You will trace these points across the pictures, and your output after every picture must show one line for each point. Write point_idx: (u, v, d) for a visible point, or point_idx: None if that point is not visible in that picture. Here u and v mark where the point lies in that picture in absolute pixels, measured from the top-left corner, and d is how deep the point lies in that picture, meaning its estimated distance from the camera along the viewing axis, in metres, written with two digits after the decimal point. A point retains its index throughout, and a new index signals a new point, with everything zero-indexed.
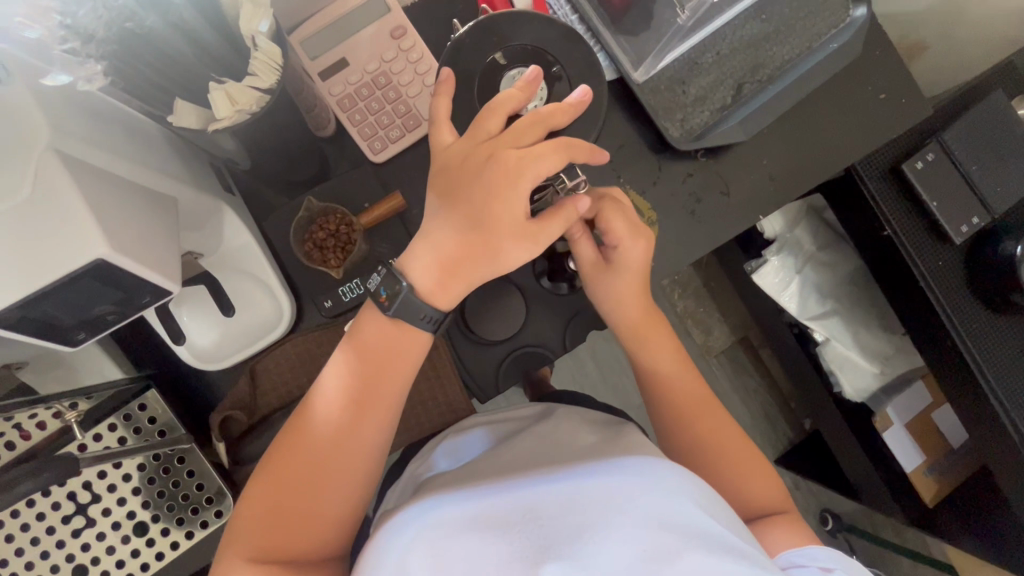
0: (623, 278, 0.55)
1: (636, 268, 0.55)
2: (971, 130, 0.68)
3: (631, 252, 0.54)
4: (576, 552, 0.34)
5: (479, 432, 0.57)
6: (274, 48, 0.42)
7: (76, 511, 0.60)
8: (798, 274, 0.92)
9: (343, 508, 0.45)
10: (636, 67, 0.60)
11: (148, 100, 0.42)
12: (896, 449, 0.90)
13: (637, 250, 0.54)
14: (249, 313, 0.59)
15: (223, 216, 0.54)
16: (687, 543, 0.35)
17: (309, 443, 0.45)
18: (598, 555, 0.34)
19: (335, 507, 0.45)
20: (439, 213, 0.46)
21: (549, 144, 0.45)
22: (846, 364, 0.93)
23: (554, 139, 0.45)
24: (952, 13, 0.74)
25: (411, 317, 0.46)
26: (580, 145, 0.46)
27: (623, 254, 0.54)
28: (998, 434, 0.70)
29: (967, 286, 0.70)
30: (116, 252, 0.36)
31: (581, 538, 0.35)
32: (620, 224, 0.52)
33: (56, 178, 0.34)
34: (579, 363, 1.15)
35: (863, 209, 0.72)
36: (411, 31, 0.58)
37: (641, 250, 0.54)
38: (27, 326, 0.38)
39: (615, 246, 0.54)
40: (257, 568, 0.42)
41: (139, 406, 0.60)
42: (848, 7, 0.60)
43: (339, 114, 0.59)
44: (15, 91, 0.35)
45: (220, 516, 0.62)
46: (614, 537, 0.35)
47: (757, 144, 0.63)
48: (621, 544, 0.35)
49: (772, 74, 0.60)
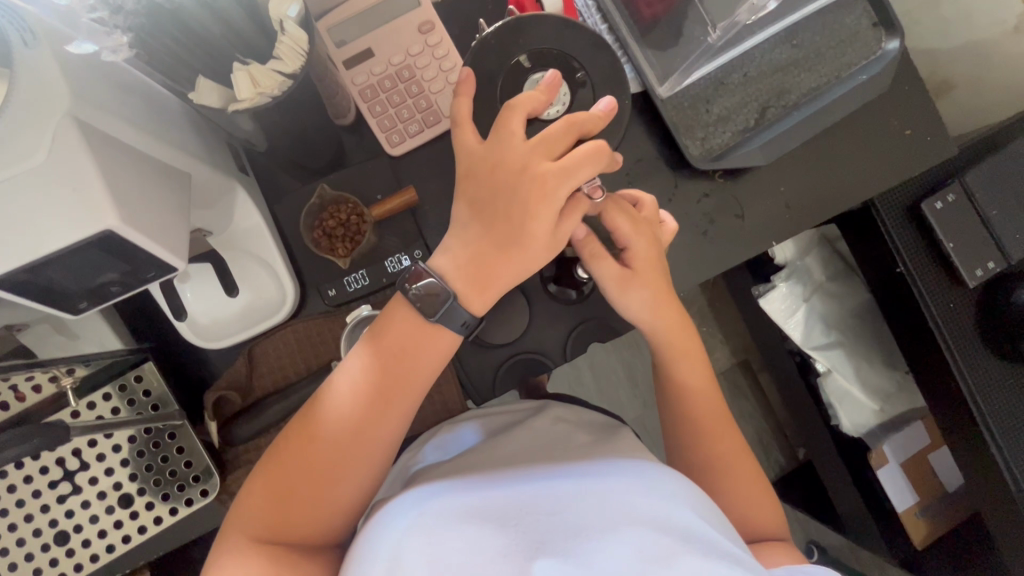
0: (641, 275, 0.53)
1: (649, 262, 0.53)
2: (994, 175, 0.67)
3: (639, 246, 0.53)
4: (576, 552, 0.34)
5: (472, 426, 0.56)
6: (301, 34, 0.42)
7: (63, 477, 0.60)
8: (805, 303, 0.92)
9: (353, 499, 0.45)
10: (661, 82, 0.59)
11: (170, 75, 0.42)
12: (889, 487, 0.89)
13: (642, 242, 0.53)
14: (253, 295, 0.58)
15: (235, 194, 0.54)
16: (683, 547, 0.35)
17: (327, 432, 0.44)
18: (599, 557, 0.34)
19: (344, 496, 0.44)
20: (472, 221, 0.46)
21: (585, 152, 0.44)
22: (846, 398, 0.92)
23: (588, 146, 0.45)
24: (984, 54, 0.73)
25: (447, 323, 0.46)
26: (603, 152, 0.45)
27: (632, 250, 0.53)
28: (997, 484, 0.69)
29: (977, 328, 0.69)
30: (125, 225, 0.36)
31: (582, 542, 0.35)
32: (623, 219, 0.52)
33: (74, 144, 0.34)
34: (576, 373, 1.14)
35: (878, 245, 0.71)
36: (439, 27, 0.58)
37: (646, 241, 0.53)
38: (28, 290, 0.38)
39: (624, 247, 0.53)
40: (263, 550, 0.41)
41: (136, 377, 0.61)
42: (881, 39, 0.59)
43: (360, 103, 0.59)
44: (38, 54, 0.34)
45: (205, 495, 0.62)
46: (614, 538, 0.35)
47: (778, 169, 0.63)
48: (620, 548, 0.35)
49: (797, 100, 0.60)
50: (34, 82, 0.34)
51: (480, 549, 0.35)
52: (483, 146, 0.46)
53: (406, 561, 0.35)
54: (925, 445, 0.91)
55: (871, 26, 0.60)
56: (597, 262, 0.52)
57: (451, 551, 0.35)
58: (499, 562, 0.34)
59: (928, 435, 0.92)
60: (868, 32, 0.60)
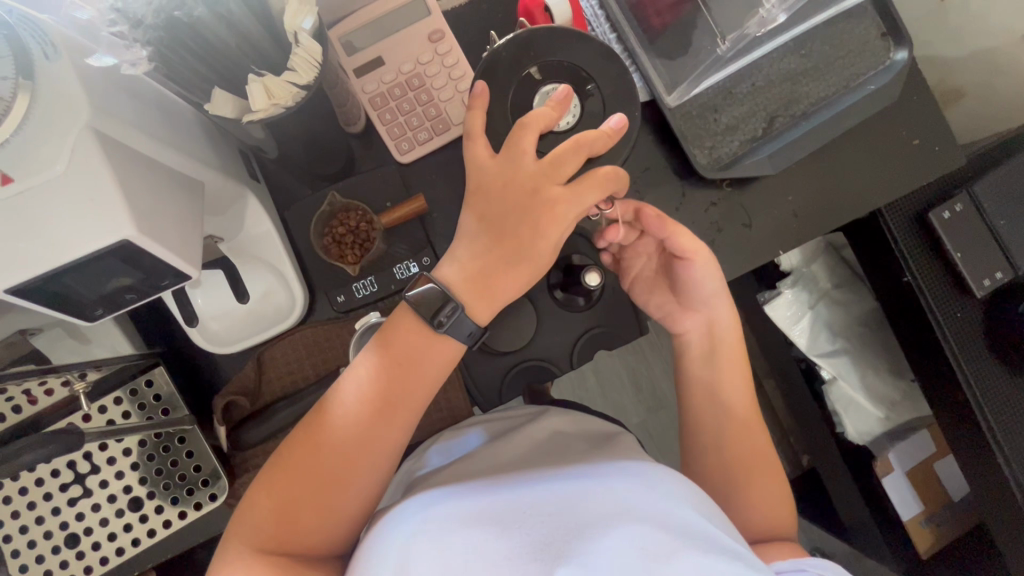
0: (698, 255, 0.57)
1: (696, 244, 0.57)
2: (1002, 185, 0.67)
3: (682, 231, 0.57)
4: (580, 550, 0.35)
5: (476, 431, 0.57)
6: (315, 46, 0.42)
7: (74, 480, 0.61)
8: (810, 310, 0.92)
9: (357, 506, 0.45)
10: (670, 90, 0.59)
11: (186, 86, 0.42)
12: (894, 495, 0.89)
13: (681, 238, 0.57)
14: (265, 302, 0.59)
15: (246, 202, 0.55)
16: (687, 545, 0.35)
17: (331, 439, 0.44)
18: (605, 554, 0.34)
19: (347, 502, 0.45)
20: (479, 235, 0.46)
21: (591, 178, 0.46)
22: (851, 407, 0.93)
23: (609, 168, 0.47)
24: (993, 63, 0.73)
25: (454, 333, 0.46)
26: (619, 179, 0.48)
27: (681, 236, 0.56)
28: (1003, 494, 0.69)
29: (982, 337, 0.69)
30: (141, 234, 0.36)
31: (587, 539, 0.36)
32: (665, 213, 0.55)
33: (92, 155, 0.35)
34: (581, 378, 1.14)
35: (885, 254, 0.71)
36: (449, 36, 0.59)
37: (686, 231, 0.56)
38: (46, 297, 0.39)
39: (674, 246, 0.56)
40: (267, 559, 0.42)
41: (146, 382, 0.61)
42: (889, 50, 0.60)
43: (370, 111, 0.59)
44: (59, 67, 0.35)
45: (214, 499, 0.62)
46: (618, 535, 0.36)
47: (786, 178, 0.63)
48: (625, 545, 0.35)
49: (806, 110, 0.60)
50: (54, 95, 0.34)
51: (485, 551, 0.35)
52: (494, 160, 0.46)
53: (414, 562, 0.35)
54: (930, 454, 0.91)
55: (880, 36, 0.60)
56: (683, 237, 0.55)
57: (456, 553, 0.35)
58: (504, 563, 0.34)
59: (934, 444, 0.91)
60: (877, 42, 0.60)
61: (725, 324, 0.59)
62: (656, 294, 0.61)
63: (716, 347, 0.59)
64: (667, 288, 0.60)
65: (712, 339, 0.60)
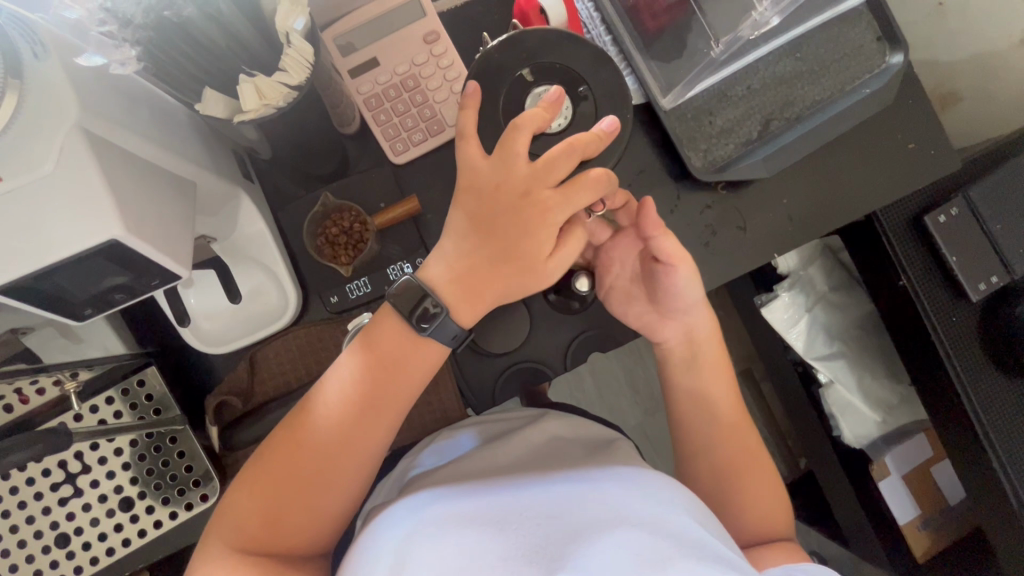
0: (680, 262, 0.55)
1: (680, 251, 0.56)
2: (998, 189, 0.67)
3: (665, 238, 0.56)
4: (568, 556, 0.34)
5: (468, 432, 0.56)
6: (306, 46, 0.42)
7: (65, 480, 0.61)
8: (807, 313, 0.92)
9: (339, 506, 0.45)
10: (665, 93, 0.59)
11: (177, 87, 0.42)
12: (891, 499, 0.89)
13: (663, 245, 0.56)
14: (257, 301, 0.59)
15: (239, 202, 0.55)
16: (677, 551, 0.35)
17: (314, 440, 0.44)
18: (593, 560, 0.34)
19: (330, 503, 0.45)
20: (468, 236, 0.46)
21: (591, 179, 0.46)
22: (848, 409, 0.92)
23: (598, 171, 0.46)
24: (989, 67, 0.73)
25: (438, 335, 0.46)
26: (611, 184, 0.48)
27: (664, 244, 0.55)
28: (998, 499, 0.69)
29: (978, 341, 0.69)
30: (129, 233, 0.36)
31: (576, 546, 0.35)
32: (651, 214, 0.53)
33: (82, 155, 0.35)
34: (578, 379, 1.14)
35: (881, 257, 0.71)
36: (445, 38, 0.59)
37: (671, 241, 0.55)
38: (35, 297, 0.39)
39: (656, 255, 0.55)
40: (248, 559, 0.42)
41: (138, 381, 0.61)
42: (884, 53, 0.60)
43: (365, 112, 0.59)
44: (49, 66, 0.35)
45: (205, 500, 0.62)
46: (607, 541, 0.35)
47: (781, 181, 0.63)
48: (615, 551, 0.35)
49: (801, 113, 0.60)
50: (44, 94, 0.34)
51: (471, 554, 0.35)
52: (487, 161, 0.46)
53: (400, 565, 0.35)
54: (927, 458, 0.91)
55: (876, 39, 0.60)
56: (667, 241, 0.54)
57: (441, 556, 0.35)
58: (489, 567, 0.34)
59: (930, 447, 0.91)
60: (872, 46, 0.60)
61: (703, 330, 0.59)
62: (634, 303, 0.59)
63: (708, 349, 0.59)
64: (643, 297, 0.58)
65: (695, 343, 0.59)
